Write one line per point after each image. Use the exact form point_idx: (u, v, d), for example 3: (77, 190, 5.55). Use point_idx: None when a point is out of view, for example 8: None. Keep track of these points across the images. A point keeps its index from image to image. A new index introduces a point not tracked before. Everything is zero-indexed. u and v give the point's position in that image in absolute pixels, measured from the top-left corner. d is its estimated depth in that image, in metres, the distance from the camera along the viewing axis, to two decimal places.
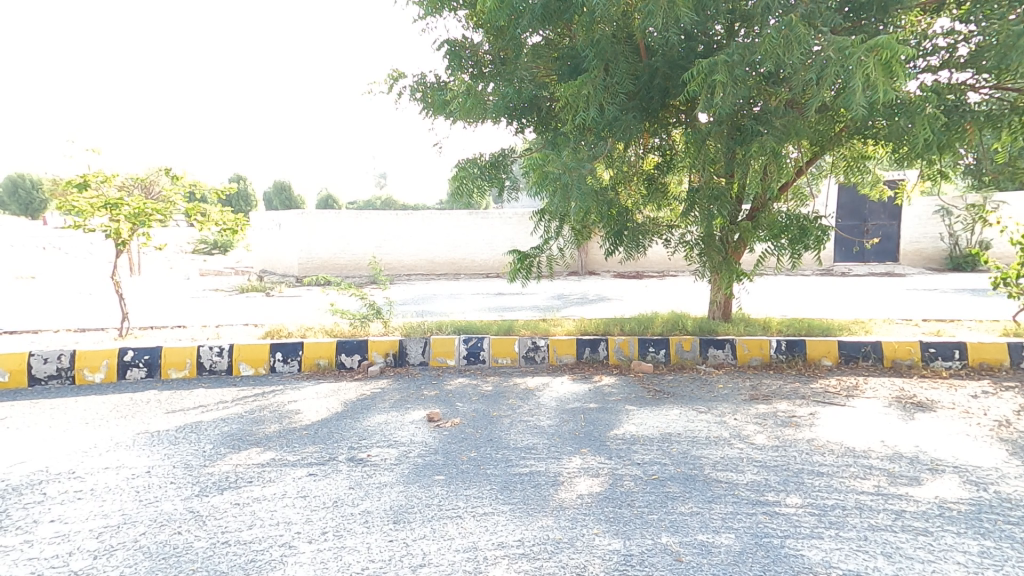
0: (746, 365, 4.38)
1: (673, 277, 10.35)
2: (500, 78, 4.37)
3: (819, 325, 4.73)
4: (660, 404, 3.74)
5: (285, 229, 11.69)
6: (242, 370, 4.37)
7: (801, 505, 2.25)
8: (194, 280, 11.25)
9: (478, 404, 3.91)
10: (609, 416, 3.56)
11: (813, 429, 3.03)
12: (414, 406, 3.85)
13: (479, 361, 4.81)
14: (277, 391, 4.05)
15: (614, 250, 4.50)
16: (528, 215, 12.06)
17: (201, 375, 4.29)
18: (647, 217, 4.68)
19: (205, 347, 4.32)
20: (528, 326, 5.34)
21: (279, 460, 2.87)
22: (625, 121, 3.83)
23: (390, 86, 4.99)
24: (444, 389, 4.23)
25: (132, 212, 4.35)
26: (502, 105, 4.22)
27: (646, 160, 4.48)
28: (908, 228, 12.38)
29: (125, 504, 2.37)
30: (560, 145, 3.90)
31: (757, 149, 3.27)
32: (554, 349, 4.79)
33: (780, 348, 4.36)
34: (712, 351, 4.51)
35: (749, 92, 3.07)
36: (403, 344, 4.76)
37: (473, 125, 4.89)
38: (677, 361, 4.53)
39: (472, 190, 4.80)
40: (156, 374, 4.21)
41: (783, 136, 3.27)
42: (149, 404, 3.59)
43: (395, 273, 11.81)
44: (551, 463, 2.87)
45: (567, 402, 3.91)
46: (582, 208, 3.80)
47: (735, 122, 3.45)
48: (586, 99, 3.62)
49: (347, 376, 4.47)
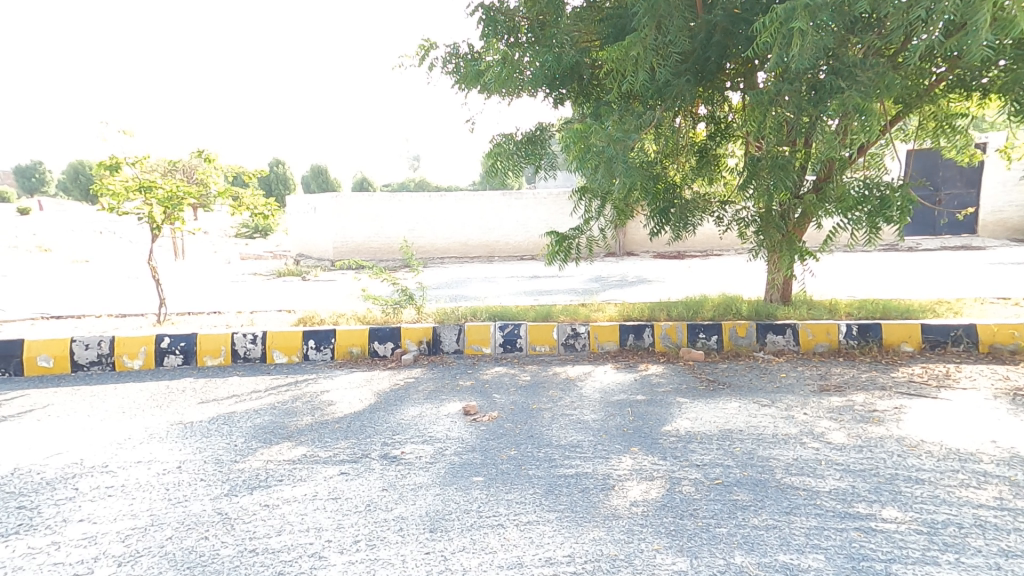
0: (810, 352, 3.98)
1: (719, 257, 9.83)
2: (539, 42, 4.03)
3: (896, 307, 4.25)
4: (715, 396, 3.42)
5: (320, 213, 11.67)
6: (276, 357, 4.29)
7: (902, 521, 1.92)
8: (234, 264, 11.47)
9: (517, 396, 3.70)
10: (659, 410, 3.27)
11: (900, 426, 2.66)
12: (449, 398, 3.67)
13: (516, 349, 4.58)
14: (310, 381, 3.94)
15: (660, 229, 4.11)
16: (565, 194, 11.68)
17: (236, 363, 4.22)
18: (698, 193, 4.28)
19: (239, 335, 4.23)
20: (566, 311, 5.08)
21: (310, 457, 2.72)
22: (679, 86, 3.44)
23: (421, 59, 4.72)
24: (480, 379, 4.05)
25: (165, 196, 4.23)
26: (541, 73, 3.89)
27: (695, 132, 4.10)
28: (988, 197, 11.30)
29: (154, 504, 2.26)
30: (606, 114, 3.56)
31: (840, 109, 2.84)
32: (596, 336, 4.52)
33: (850, 334, 3.93)
34: (771, 338, 4.12)
35: (834, 40, 2.66)
36: (437, 331, 4.59)
37: (509, 98, 4.59)
38: (730, 348, 4.18)
39: (508, 168, 4.52)
40: (192, 362, 4.16)
41: (870, 92, 2.83)
42: (184, 393, 3.51)
43: (429, 257, 11.68)
44: (599, 464, 2.62)
45: (612, 394, 3.64)
46: (627, 184, 3.48)
47: (810, 78, 3.03)
48: (637, 60, 3.26)
49: (380, 365, 4.32)
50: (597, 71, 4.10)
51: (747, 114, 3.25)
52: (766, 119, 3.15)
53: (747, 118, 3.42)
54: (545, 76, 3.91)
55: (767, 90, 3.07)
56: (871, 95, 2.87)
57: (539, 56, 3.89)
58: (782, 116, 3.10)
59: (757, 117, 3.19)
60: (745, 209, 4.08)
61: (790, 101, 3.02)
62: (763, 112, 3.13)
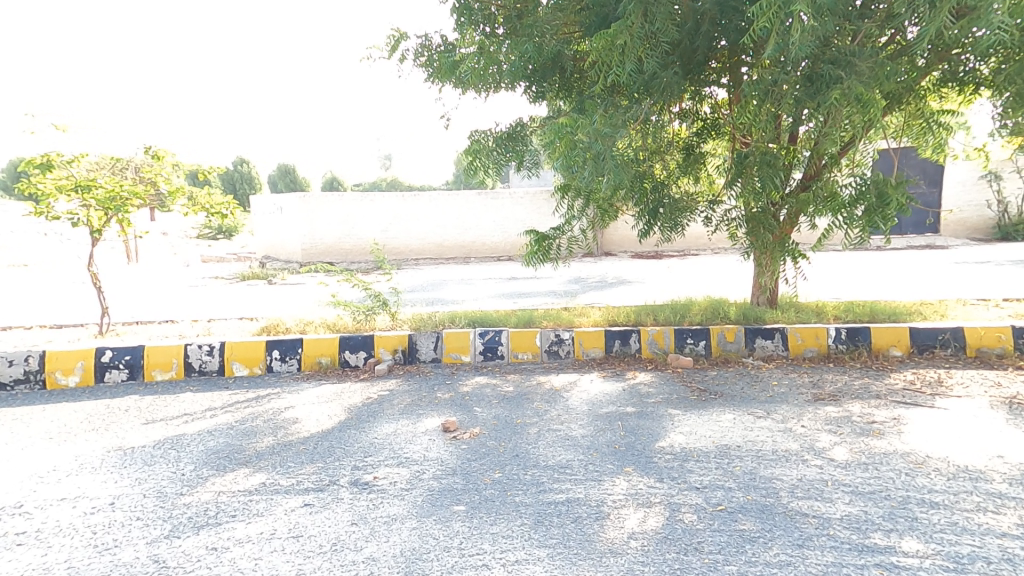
0: (799, 357, 3.87)
1: (697, 257, 9.81)
2: (516, 31, 3.80)
3: (883, 310, 4.17)
4: (708, 406, 3.26)
5: (287, 213, 11.16)
6: (235, 370, 3.95)
7: (925, 554, 1.77)
8: (195, 267, 10.86)
9: (499, 409, 3.48)
10: (650, 424, 3.09)
11: (903, 439, 2.53)
12: (426, 413, 3.41)
13: (497, 357, 4.39)
14: (273, 395, 3.62)
15: (649, 230, 3.90)
16: (542, 193, 11.51)
17: (190, 378, 3.86)
18: (685, 192, 4.11)
19: (194, 346, 3.88)
20: (548, 316, 4.88)
21: (269, 486, 2.43)
22: (667, 78, 3.25)
23: (390, 50, 4.43)
24: (459, 391, 3.81)
25: (106, 196, 3.85)
26: (519, 65, 3.67)
27: (680, 129, 3.94)
28: (950, 196, 11.65)
29: (76, 553, 1.93)
30: (590, 108, 3.35)
31: (840, 101, 2.68)
32: (580, 343, 4.36)
33: (839, 338, 3.82)
34: (760, 343, 4.00)
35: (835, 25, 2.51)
36: (413, 339, 4.35)
37: (486, 92, 4.35)
38: (718, 354, 4.05)
39: (486, 165, 4.27)
40: (138, 377, 3.77)
41: (871, 85, 2.69)
42: (127, 413, 3.15)
43: (403, 258, 11.33)
44: (591, 488, 2.40)
45: (599, 406, 3.45)
46: (615, 183, 3.28)
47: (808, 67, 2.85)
48: (623, 50, 3.06)
49: (351, 376, 4.04)
50: (578, 63, 3.88)
51: (741, 107, 3.07)
52: (760, 112, 2.98)
53: (739, 112, 3.24)
54: (523, 66, 3.66)
55: (761, 79, 2.90)
56: (871, 87, 2.72)
57: (516, 46, 3.65)
58: (778, 109, 2.92)
59: (751, 109, 3.01)
60: (734, 209, 3.91)
61: (786, 94, 2.86)
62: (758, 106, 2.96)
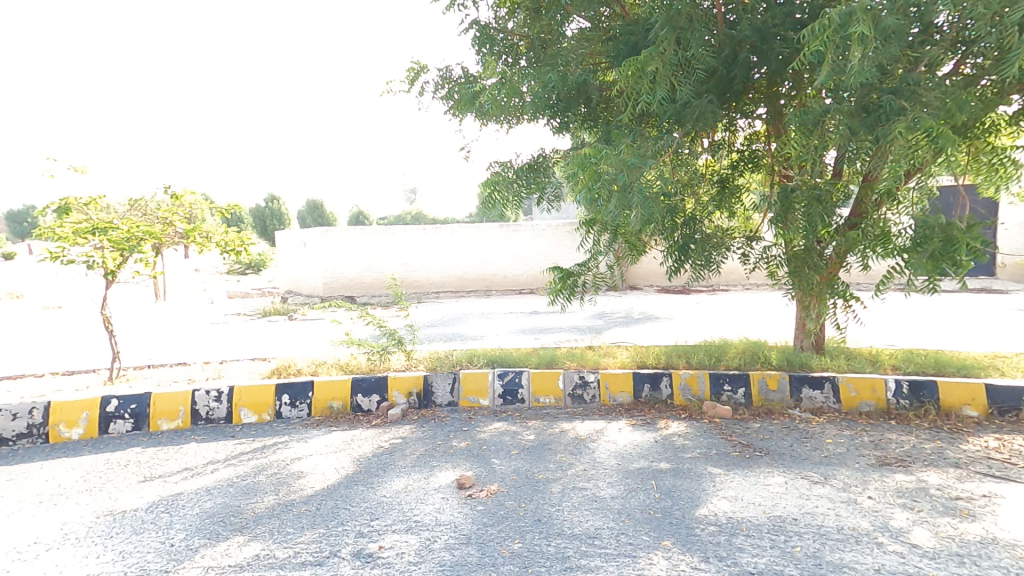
0: (853, 411, 3.52)
1: (727, 292, 9.46)
2: (539, 62, 3.70)
3: (949, 361, 3.77)
4: (753, 465, 2.92)
5: (310, 247, 11.22)
6: (243, 417, 3.80)
7: None
8: (219, 303, 10.89)
9: (520, 461, 3.19)
10: (689, 485, 2.76)
11: (1000, 528, 2.15)
12: (441, 466, 3.15)
13: (517, 401, 4.13)
14: (280, 445, 3.43)
15: (680, 267, 3.62)
16: (565, 227, 11.37)
17: (196, 426, 3.70)
18: (721, 226, 3.85)
19: (201, 393, 3.75)
20: (573, 356, 4.61)
21: (264, 559, 2.19)
22: (701, 107, 3.06)
23: (411, 83, 4.40)
24: (476, 440, 3.55)
25: (122, 237, 3.78)
26: (542, 95, 3.55)
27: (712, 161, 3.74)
28: (1003, 239, 11.03)
29: None
30: (618, 139, 3.17)
31: (910, 135, 2.39)
32: (607, 387, 4.09)
33: (901, 393, 3.47)
34: (807, 393, 3.67)
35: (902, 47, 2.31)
36: (428, 381, 4.16)
37: (508, 124, 4.25)
38: (760, 405, 3.73)
39: (507, 199, 4.11)
40: (144, 428, 3.63)
41: (941, 116, 2.43)
42: (124, 471, 3.00)
43: (424, 292, 11.22)
44: (625, 567, 2.09)
45: (630, 460, 3.13)
46: (646, 218, 3.06)
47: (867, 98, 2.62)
48: (654, 79, 2.89)
49: (363, 423, 3.86)
50: (605, 93, 3.74)
51: (789, 137, 2.85)
52: (811, 144, 2.75)
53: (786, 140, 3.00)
54: (547, 97, 3.52)
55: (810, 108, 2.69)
56: (943, 121, 2.45)
57: (539, 77, 3.52)
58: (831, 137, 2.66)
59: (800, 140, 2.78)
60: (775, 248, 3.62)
61: (838, 122, 2.60)
62: (807, 137, 2.74)
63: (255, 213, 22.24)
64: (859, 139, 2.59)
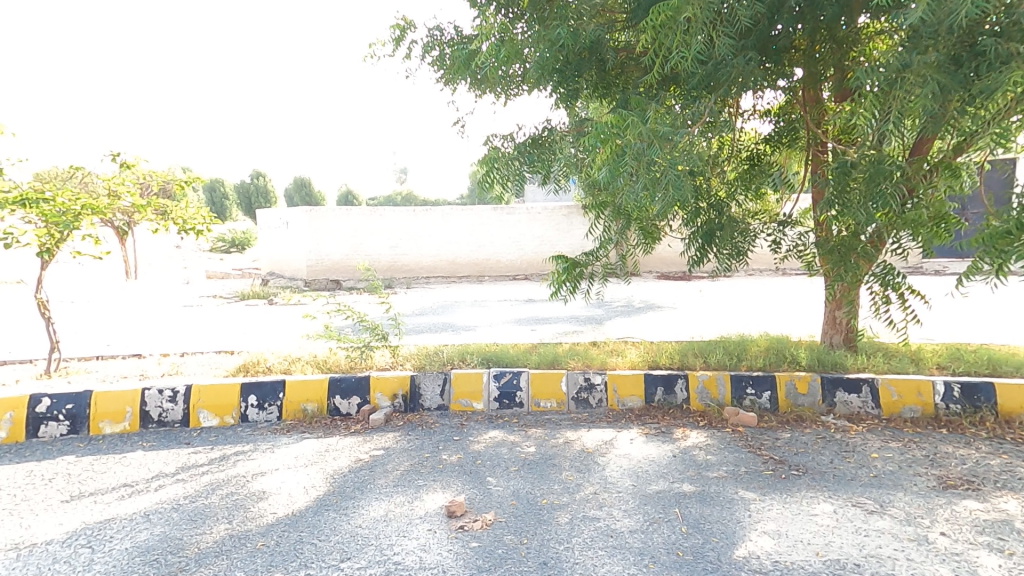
0: (896, 417, 3.11)
1: (730, 280, 9.08)
2: (544, 17, 3.18)
3: (1002, 361, 3.36)
4: (791, 487, 2.51)
5: (293, 229, 10.63)
6: (202, 420, 3.33)
7: None
8: (197, 286, 10.29)
9: (519, 481, 2.77)
10: (720, 513, 2.35)
11: None
12: (428, 486, 2.71)
13: (515, 405, 3.72)
14: (242, 456, 2.96)
15: (705, 256, 3.15)
16: (562, 210, 10.87)
17: (145, 430, 3.23)
18: (747, 211, 3.39)
19: (153, 392, 3.27)
20: (576, 353, 4.18)
21: None
22: (738, 66, 2.57)
23: (396, 43, 3.86)
24: (470, 452, 3.12)
25: (57, 209, 3.25)
26: (548, 55, 3.02)
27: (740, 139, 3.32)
28: None
29: None
30: (640, 106, 2.69)
31: (1018, 90, 2.01)
32: (615, 390, 3.68)
33: (951, 396, 3.08)
34: (842, 398, 3.25)
35: None
36: (416, 382, 3.73)
37: (508, 92, 3.72)
38: (788, 410, 3.33)
39: (505, 178, 3.61)
40: (82, 431, 3.15)
41: None
42: (50, 488, 2.53)
43: (414, 277, 10.71)
44: None
45: (648, 479, 2.72)
46: (674, 200, 2.57)
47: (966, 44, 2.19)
48: (687, 26, 2.41)
49: (341, 428, 3.42)
50: (620, 55, 3.23)
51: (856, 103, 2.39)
52: (884, 109, 2.27)
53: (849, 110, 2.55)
54: (555, 57, 3.01)
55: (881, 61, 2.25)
56: None
57: (545, 34, 3.00)
58: (911, 98, 2.19)
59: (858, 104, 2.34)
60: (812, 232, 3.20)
61: (923, 77, 2.16)
62: (881, 98, 2.27)
63: (240, 192, 21.51)
64: (948, 96, 2.18)
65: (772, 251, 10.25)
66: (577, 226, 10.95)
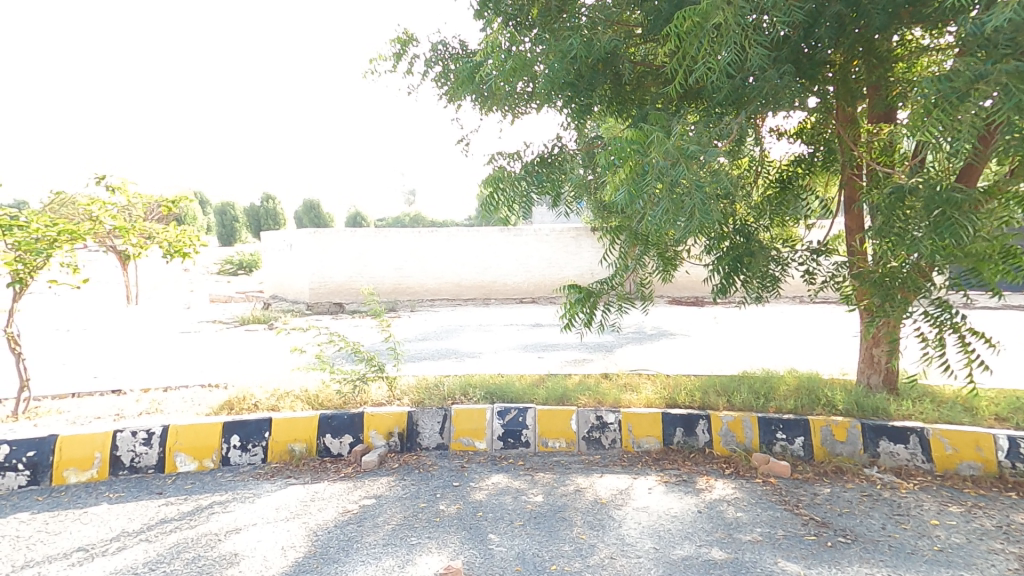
0: (952, 474, 2.81)
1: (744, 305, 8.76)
2: (555, 28, 2.97)
3: None
4: (840, 559, 2.18)
5: (296, 250, 10.47)
6: (179, 464, 3.07)
7: None
8: (197, 308, 10.11)
9: (525, 540, 2.44)
10: None
11: None
12: (421, 546, 2.39)
13: (520, 445, 3.40)
14: (217, 507, 2.67)
15: (732, 284, 2.91)
16: (570, 232, 10.65)
17: (115, 478, 2.97)
18: (775, 237, 3.14)
19: (124, 435, 3.02)
20: (587, 388, 3.87)
21: None
22: (771, 81, 2.35)
23: (398, 57, 3.68)
24: (470, 502, 2.80)
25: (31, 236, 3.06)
26: (560, 67, 2.81)
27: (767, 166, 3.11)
28: None
29: None
30: (661, 122, 2.45)
31: None
32: (629, 429, 3.36)
33: (1016, 454, 2.76)
34: (888, 447, 2.96)
35: None
36: (413, 420, 3.43)
37: (515, 108, 3.50)
38: (825, 458, 3.04)
39: (512, 200, 3.36)
40: (44, 481, 2.89)
41: None
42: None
43: (418, 299, 10.48)
44: None
45: (673, 541, 2.38)
46: (701, 224, 2.30)
47: None
48: (716, 33, 2.19)
49: (330, 471, 3.12)
50: (637, 69, 3.01)
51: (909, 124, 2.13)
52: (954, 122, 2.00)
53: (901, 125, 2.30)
54: (566, 70, 2.81)
55: (955, 67, 2.01)
56: None
57: (556, 45, 2.81)
58: (984, 112, 1.96)
59: (922, 120, 2.06)
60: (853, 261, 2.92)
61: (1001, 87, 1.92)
62: (948, 110, 1.99)
63: (249, 212, 21.59)
64: None
65: (797, 279, 9.93)
66: (585, 249, 10.71)
